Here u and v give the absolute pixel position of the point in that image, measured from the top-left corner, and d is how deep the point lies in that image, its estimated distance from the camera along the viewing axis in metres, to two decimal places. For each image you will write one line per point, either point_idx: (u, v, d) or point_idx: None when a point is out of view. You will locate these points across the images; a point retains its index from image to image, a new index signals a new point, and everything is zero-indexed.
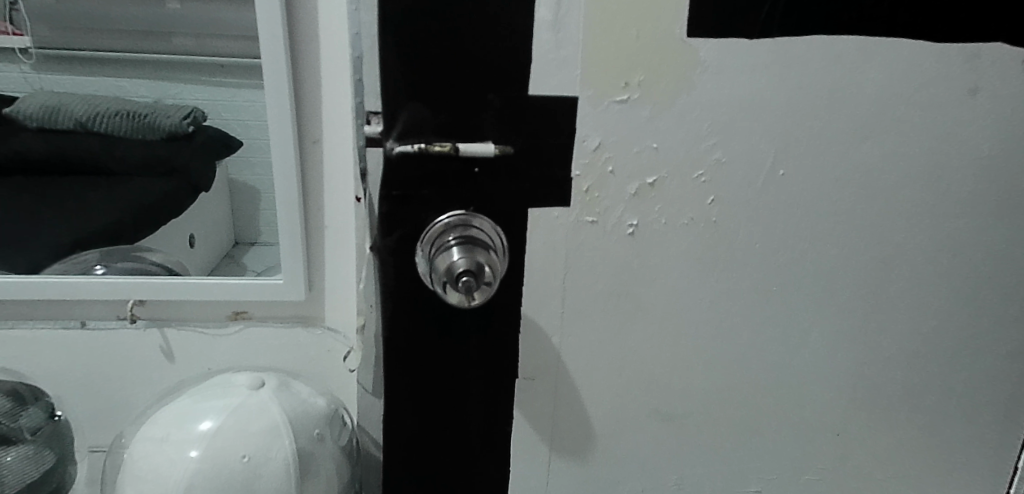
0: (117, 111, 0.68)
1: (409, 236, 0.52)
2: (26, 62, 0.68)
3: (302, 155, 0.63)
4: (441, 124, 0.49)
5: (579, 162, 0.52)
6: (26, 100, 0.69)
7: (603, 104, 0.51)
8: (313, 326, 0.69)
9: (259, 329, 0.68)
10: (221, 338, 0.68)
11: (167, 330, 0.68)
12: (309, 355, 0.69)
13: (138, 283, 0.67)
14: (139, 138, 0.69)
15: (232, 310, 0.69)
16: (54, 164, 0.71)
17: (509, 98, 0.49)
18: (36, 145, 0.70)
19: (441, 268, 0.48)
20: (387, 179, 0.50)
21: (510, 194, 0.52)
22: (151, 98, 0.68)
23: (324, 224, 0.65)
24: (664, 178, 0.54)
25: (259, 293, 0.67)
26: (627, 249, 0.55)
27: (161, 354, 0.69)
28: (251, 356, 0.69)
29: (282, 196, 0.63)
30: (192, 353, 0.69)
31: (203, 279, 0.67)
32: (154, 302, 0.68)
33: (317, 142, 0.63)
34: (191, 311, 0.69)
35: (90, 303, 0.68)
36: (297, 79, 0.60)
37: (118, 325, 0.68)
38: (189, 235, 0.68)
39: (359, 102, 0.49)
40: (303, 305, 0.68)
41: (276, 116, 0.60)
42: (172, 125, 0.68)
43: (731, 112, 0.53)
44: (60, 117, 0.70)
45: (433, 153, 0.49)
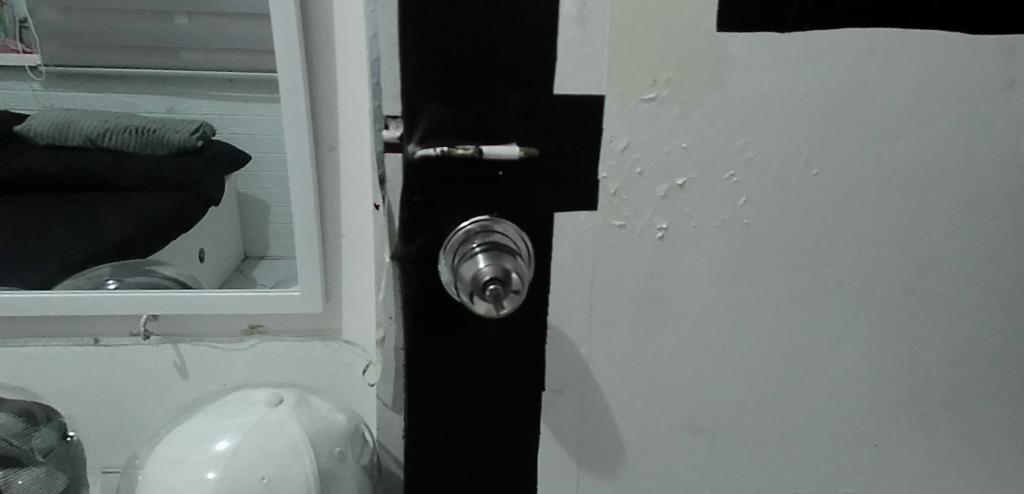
0: (126, 126, 0.69)
1: (431, 244, 0.50)
2: (36, 80, 0.71)
3: (318, 163, 0.61)
4: (463, 126, 0.47)
5: (607, 163, 0.50)
6: (36, 117, 0.71)
7: (632, 103, 0.49)
8: (330, 340, 0.67)
9: (275, 344, 0.66)
10: (237, 353, 0.67)
11: (182, 345, 0.66)
12: (327, 369, 0.67)
13: (151, 297, 0.64)
14: (149, 153, 0.69)
15: (247, 324, 0.67)
16: (65, 181, 0.71)
17: (534, 98, 0.47)
18: (48, 162, 0.72)
19: (467, 276, 0.46)
20: (408, 185, 0.48)
21: (534, 197, 0.50)
22: (161, 112, 0.68)
23: (341, 233, 0.63)
24: (695, 179, 0.52)
25: (275, 306, 0.64)
26: (657, 255, 0.53)
27: (175, 371, 0.67)
28: (267, 372, 0.67)
29: (298, 205, 0.61)
30: (207, 369, 0.67)
31: (218, 292, 0.65)
32: (168, 317, 0.66)
33: (332, 149, 0.61)
34: (206, 325, 0.67)
35: (103, 319, 0.66)
36: (312, 85, 0.59)
37: (131, 342, 0.66)
38: (201, 249, 0.67)
39: (378, 106, 0.48)
40: (320, 317, 0.67)
41: (291, 122, 0.59)
42: (183, 140, 0.68)
43: (763, 109, 0.51)
44: (71, 133, 0.71)
45: (456, 156, 0.47)
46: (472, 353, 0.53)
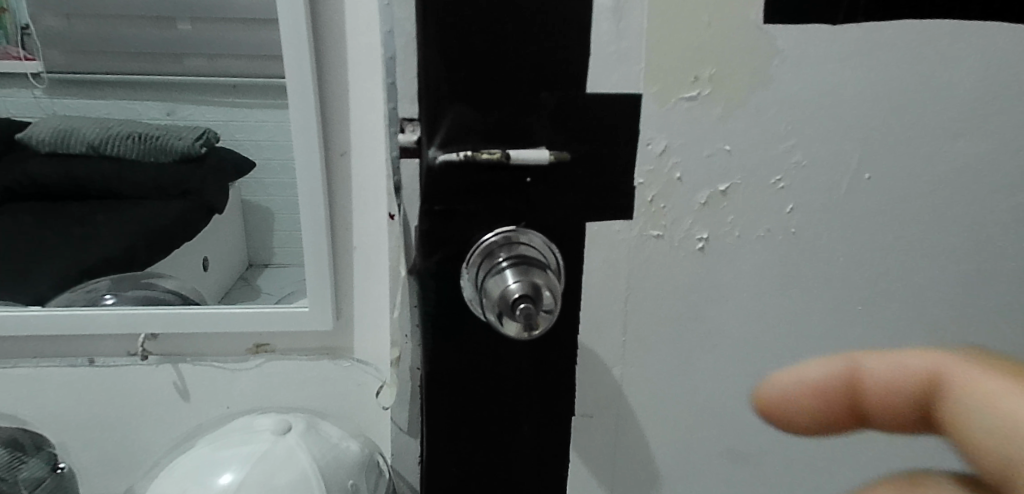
0: (128, 134, 0.68)
1: (453, 257, 0.46)
2: (38, 86, 0.70)
3: (329, 170, 0.57)
4: (489, 128, 0.43)
5: (643, 168, 0.46)
6: (39, 124, 0.70)
7: (670, 102, 0.45)
8: (341, 359, 0.63)
9: (281, 363, 0.63)
10: (241, 373, 0.63)
11: (182, 365, 0.63)
12: (338, 391, 0.63)
13: (150, 315, 0.61)
14: (151, 161, 0.68)
15: (252, 343, 0.63)
16: (67, 189, 0.71)
17: (567, 97, 0.43)
18: (49, 170, 0.71)
19: (494, 294, 0.42)
20: (428, 193, 0.44)
21: (566, 205, 0.45)
22: (162, 120, 0.67)
23: (353, 245, 0.59)
24: (738, 185, 0.47)
25: (280, 323, 0.61)
26: (695, 267, 0.49)
27: (176, 392, 0.63)
28: (273, 393, 0.63)
29: (308, 214, 0.57)
30: (210, 390, 0.63)
31: (221, 308, 0.61)
32: (168, 334, 0.62)
33: (344, 155, 0.57)
34: (208, 343, 0.63)
35: (99, 339, 0.62)
36: (322, 86, 0.55)
37: (128, 363, 0.62)
38: (205, 258, 0.64)
39: (392, 108, 0.45)
40: (330, 335, 0.63)
41: (300, 126, 0.55)
42: (184, 148, 0.66)
43: (811, 109, 0.47)
44: (73, 140, 0.69)
45: (481, 161, 0.43)
46: (496, 376, 0.49)
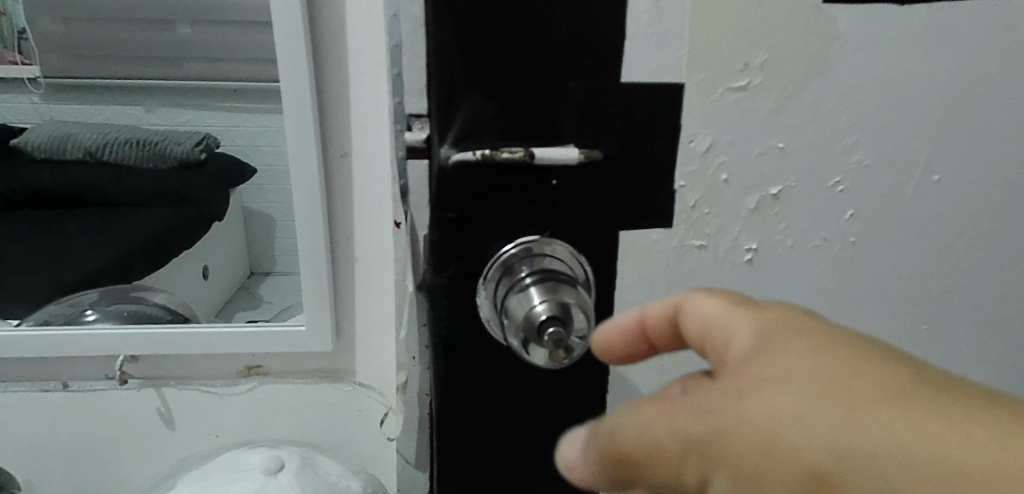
0: (126, 139, 0.63)
1: (468, 271, 0.40)
2: (35, 92, 0.64)
3: (328, 174, 0.51)
4: (510, 122, 0.38)
5: (685, 169, 0.40)
6: (34, 130, 0.65)
7: (717, 92, 0.39)
8: (342, 382, 0.58)
9: (278, 388, 0.58)
10: (232, 398, 0.58)
11: (167, 389, 0.57)
12: (339, 415, 0.58)
13: (131, 335, 0.55)
14: (149, 167, 0.64)
15: (246, 365, 0.58)
16: (61, 197, 0.66)
17: (598, 87, 0.38)
18: (42, 177, 0.65)
19: (517, 317, 0.37)
20: (440, 199, 0.39)
21: (595, 211, 0.40)
22: (163, 126, 0.63)
23: (355, 255, 0.54)
24: (792, 188, 0.42)
25: (278, 343, 0.55)
26: (742, 281, 0.43)
27: (160, 420, 0.58)
28: (268, 421, 0.58)
29: (305, 223, 0.51)
30: (198, 417, 0.58)
31: (210, 328, 0.55)
32: (151, 356, 0.56)
33: (344, 156, 0.51)
34: (196, 366, 0.57)
35: (75, 361, 0.57)
36: (319, 80, 0.49)
37: (106, 387, 0.57)
38: (204, 265, 0.61)
39: (398, 103, 0.38)
40: (330, 357, 0.58)
41: (293, 124, 0.49)
42: (184, 154, 0.63)
43: (877, 100, 0.41)
44: (69, 146, 0.65)
45: (502, 160, 0.37)
46: (514, 404, 0.44)
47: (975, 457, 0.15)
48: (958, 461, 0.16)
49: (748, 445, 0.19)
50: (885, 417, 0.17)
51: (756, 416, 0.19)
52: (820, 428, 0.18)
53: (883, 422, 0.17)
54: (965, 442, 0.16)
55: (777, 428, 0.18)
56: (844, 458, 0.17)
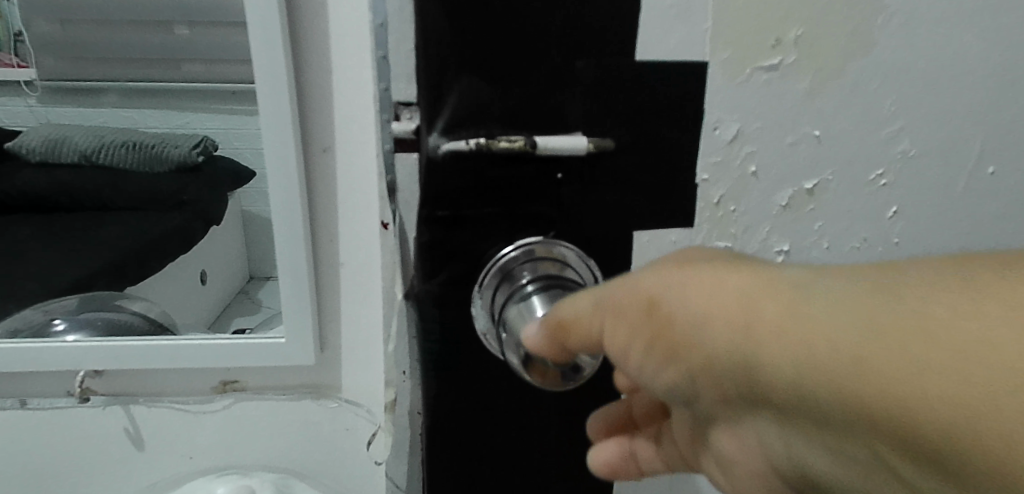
0: (122, 142, 0.65)
1: (462, 278, 0.36)
2: (32, 96, 0.70)
3: (310, 172, 0.47)
4: (509, 107, 0.33)
5: (709, 159, 0.36)
6: (30, 134, 0.68)
7: (745, 72, 0.35)
8: (328, 399, 0.53)
9: (256, 404, 0.53)
10: (207, 417, 0.53)
11: (135, 408, 0.52)
12: (323, 434, 0.54)
13: (100, 347, 0.50)
14: (147, 170, 0.65)
15: (221, 380, 0.53)
16: (61, 200, 0.68)
17: (610, 67, 0.33)
18: (42, 182, 0.68)
19: (517, 329, 0.32)
20: (431, 195, 0.34)
21: (606, 209, 0.36)
22: (163, 129, 0.64)
23: (340, 261, 0.49)
24: (828, 181, 0.38)
25: (262, 360, 0.51)
26: None
27: (129, 442, 0.53)
28: (245, 440, 0.54)
29: (286, 225, 0.47)
30: (170, 436, 0.53)
31: (189, 340, 0.51)
32: (121, 371, 0.52)
33: (327, 151, 0.47)
34: (167, 382, 0.52)
35: (32, 379, 0.52)
36: (297, 66, 0.45)
37: (67, 404, 0.52)
38: (201, 271, 0.59)
39: (385, 89, 0.33)
40: (311, 370, 0.53)
41: (270, 117, 0.44)
42: (183, 157, 0.62)
43: (920, 81, 0.37)
44: (65, 150, 0.67)
45: (501, 150, 0.33)
46: (517, 422, 0.40)
47: (849, 338, 0.17)
48: (904, 365, 0.16)
49: (638, 300, 0.23)
50: (859, 313, 0.18)
51: (633, 274, 0.24)
52: (734, 307, 0.20)
53: (794, 308, 0.19)
54: (850, 328, 0.17)
55: (741, 314, 0.20)
56: (663, 282, 0.23)
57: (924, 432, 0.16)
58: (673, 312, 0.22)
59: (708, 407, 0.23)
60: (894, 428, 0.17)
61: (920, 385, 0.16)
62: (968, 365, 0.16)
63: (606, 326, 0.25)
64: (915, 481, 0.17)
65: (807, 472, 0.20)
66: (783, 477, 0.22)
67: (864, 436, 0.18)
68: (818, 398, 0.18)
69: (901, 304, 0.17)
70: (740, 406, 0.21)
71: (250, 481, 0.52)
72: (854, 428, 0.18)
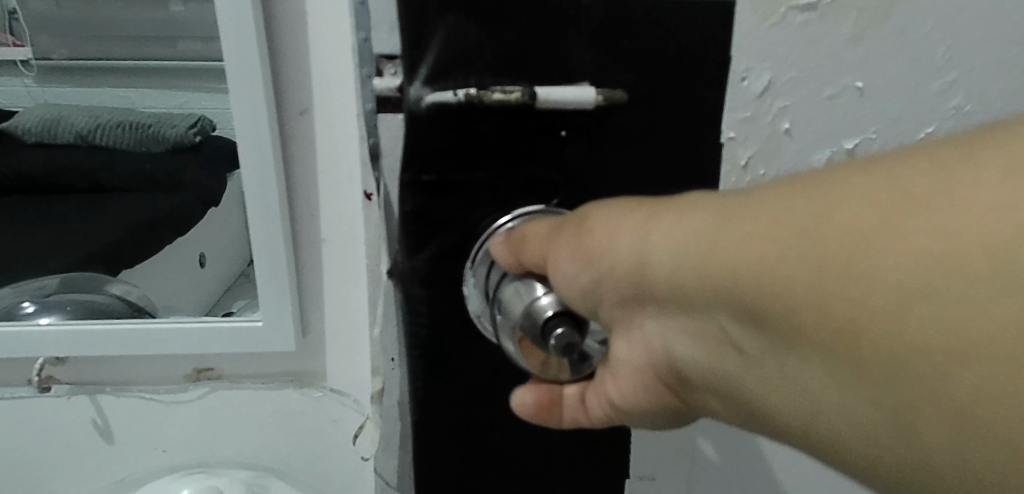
0: (117, 122, 0.53)
1: (453, 251, 0.33)
2: (28, 75, 0.54)
3: (288, 138, 0.43)
4: (501, 54, 0.30)
5: (736, 115, 0.32)
6: (24, 114, 0.55)
7: (779, 12, 0.31)
8: (312, 388, 0.49)
9: (236, 393, 0.49)
10: (181, 407, 0.49)
11: (103, 398, 0.49)
12: (308, 425, 0.50)
13: (70, 332, 0.47)
14: (144, 151, 0.54)
15: (194, 367, 0.49)
16: (54, 185, 0.57)
17: (616, 10, 0.30)
18: (34, 163, 0.56)
19: (513, 308, 0.28)
20: (415, 158, 0.31)
21: (618, 171, 0.32)
22: (160, 108, 0.52)
23: (322, 237, 0.45)
24: (871, 141, 0.33)
25: (243, 346, 0.47)
26: None
27: (97, 433, 0.50)
28: (223, 432, 0.50)
29: (262, 199, 0.43)
30: (141, 427, 0.50)
31: (165, 322, 0.47)
32: (92, 357, 0.48)
33: (306, 114, 0.42)
34: (138, 370, 0.49)
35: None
36: (267, 17, 0.40)
37: (28, 395, 0.49)
38: (201, 253, 0.50)
39: (363, 40, 0.30)
40: (293, 357, 0.49)
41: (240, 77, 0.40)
42: (181, 138, 0.51)
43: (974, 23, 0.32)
44: (59, 131, 0.55)
45: (493, 104, 0.29)
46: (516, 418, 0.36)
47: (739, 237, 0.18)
48: (766, 258, 0.17)
49: (583, 218, 0.24)
50: (727, 216, 0.19)
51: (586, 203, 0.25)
52: (659, 220, 0.21)
53: (711, 217, 0.19)
54: (743, 229, 0.18)
55: (643, 224, 0.21)
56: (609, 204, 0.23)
57: (769, 311, 0.17)
58: (591, 225, 0.23)
59: (611, 314, 0.24)
60: (734, 303, 0.18)
61: (779, 274, 0.17)
62: (807, 238, 0.17)
63: (550, 246, 0.26)
64: (744, 352, 0.19)
65: (681, 366, 0.21)
66: (662, 376, 0.22)
67: (717, 312, 0.19)
68: (686, 282, 0.20)
69: (757, 203, 0.18)
70: (633, 306, 0.22)
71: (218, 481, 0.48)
72: (712, 307, 0.19)
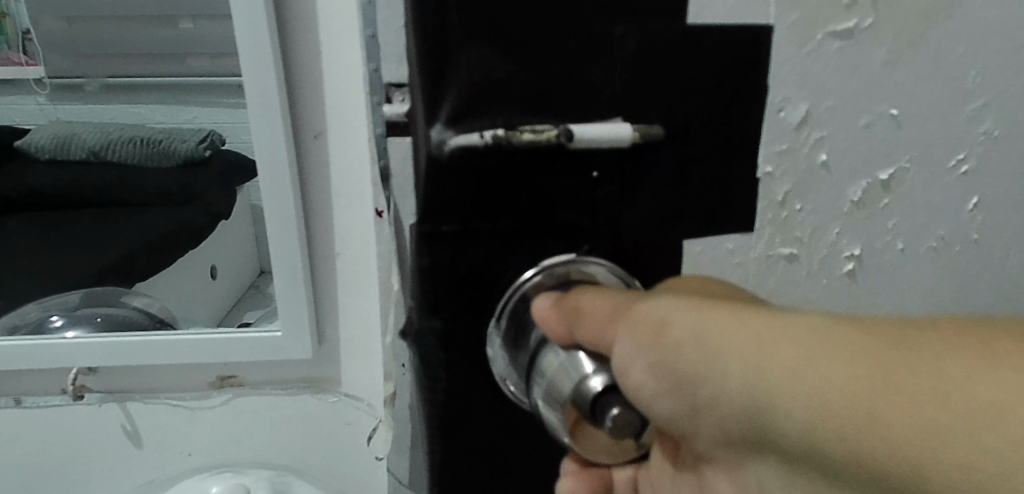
0: (133, 138, 0.59)
1: (474, 300, 0.32)
2: (39, 92, 0.63)
3: (300, 158, 0.43)
4: (529, 91, 0.29)
5: (773, 148, 0.32)
6: (37, 132, 0.63)
7: (815, 38, 0.31)
8: (326, 393, 0.50)
9: (251, 400, 0.49)
10: (202, 414, 0.50)
11: (132, 405, 0.49)
12: (326, 432, 0.51)
13: (95, 345, 0.47)
14: (151, 166, 0.60)
15: (214, 376, 0.49)
16: (65, 198, 0.65)
17: (646, 44, 0.30)
18: (45, 179, 0.64)
19: (564, 390, 0.27)
20: (436, 208, 0.30)
21: (647, 210, 0.32)
22: (167, 123, 0.58)
23: (335, 252, 0.45)
24: (905, 170, 0.34)
25: (257, 354, 0.47)
26: (837, 294, 0.36)
27: (126, 437, 0.50)
28: (238, 437, 0.50)
29: (275, 216, 0.43)
30: (163, 433, 0.50)
31: (188, 333, 0.47)
32: (117, 366, 0.48)
33: (319, 136, 0.42)
34: (162, 377, 0.49)
35: (11, 380, 0.48)
36: (281, 39, 0.40)
37: (57, 405, 0.48)
38: (213, 265, 0.53)
39: (374, 69, 0.29)
40: (310, 366, 0.49)
41: (253, 98, 0.40)
42: (193, 153, 0.56)
43: (1002, 47, 0.32)
44: (71, 147, 0.63)
45: (523, 144, 0.29)
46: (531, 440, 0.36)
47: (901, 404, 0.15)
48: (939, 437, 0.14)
49: (660, 323, 0.21)
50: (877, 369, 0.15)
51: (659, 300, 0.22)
52: (776, 352, 0.17)
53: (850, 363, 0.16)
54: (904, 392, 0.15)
55: (754, 353, 0.18)
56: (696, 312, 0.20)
57: None
58: (675, 343, 0.20)
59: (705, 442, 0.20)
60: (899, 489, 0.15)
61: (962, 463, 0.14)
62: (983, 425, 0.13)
63: (620, 343, 0.23)
64: None
65: None
66: None
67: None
68: (827, 451, 0.16)
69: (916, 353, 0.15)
70: (739, 445, 0.19)
71: (244, 478, 0.49)
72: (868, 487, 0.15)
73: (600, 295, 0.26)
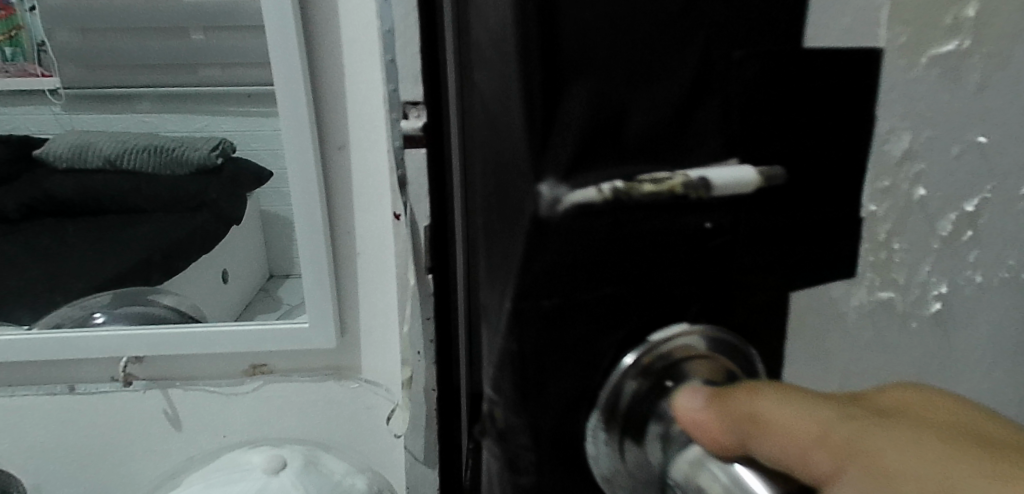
0: (144, 147, 0.67)
1: (572, 371, 0.30)
2: (56, 104, 0.67)
3: (326, 162, 0.58)
4: (648, 137, 0.27)
5: (878, 184, 0.31)
6: (56, 141, 0.69)
7: (920, 62, 0.29)
8: (350, 379, 0.67)
9: (285, 384, 0.68)
10: (237, 397, 0.68)
11: (173, 390, 0.68)
12: (347, 410, 0.68)
13: (136, 334, 0.65)
14: (168, 172, 0.68)
15: (251, 363, 0.68)
16: (85, 205, 0.71)
17: (767, 74, 0.28)
18: (67, 186, 0.71)
19: None
20: (540, 281, 0.28)
21: (757, 260, 0.31)
22: (182, 132, 0.66)
23: (358, 249, 0.61)
24: (989, 199, 0.33)
25: (292, 339, 0.64)
26: (930, 336, 0.35)
27: (168, 420, 0.69)
28: (289, 416, 0.69)
29: (304, 221, 0.59)
30: (207, 413, 0.69)
31: (225, 323, 0.65)
32: (169, 357, 0.68)
33: (344, 149, 0.58)
34: (201, 369, 0.68)
35: (79, 366, 0.68)
36: (314, 73, 0.55)
37: (111, 389, 0.68)
38: (224, 270, 0.67)
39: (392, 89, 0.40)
40: (337, 355, 0.67)
41: (289, 116, 0.56)
42: (205, 158, 0.66)
43: None
44: (91, 154, 0.69)
45: (644, 197, 0.27)
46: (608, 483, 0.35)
47: None
48: None
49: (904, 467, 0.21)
50: None
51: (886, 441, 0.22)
52: None
53: None
54: None
55: None
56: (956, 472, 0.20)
57: None
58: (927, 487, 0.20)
59: None
60: None
61: None
62: None
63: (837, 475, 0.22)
64: None
65: None
66: None
67: None
68: None
69: None
70: None
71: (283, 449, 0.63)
72: None
73: (775, 401, 0.25)
